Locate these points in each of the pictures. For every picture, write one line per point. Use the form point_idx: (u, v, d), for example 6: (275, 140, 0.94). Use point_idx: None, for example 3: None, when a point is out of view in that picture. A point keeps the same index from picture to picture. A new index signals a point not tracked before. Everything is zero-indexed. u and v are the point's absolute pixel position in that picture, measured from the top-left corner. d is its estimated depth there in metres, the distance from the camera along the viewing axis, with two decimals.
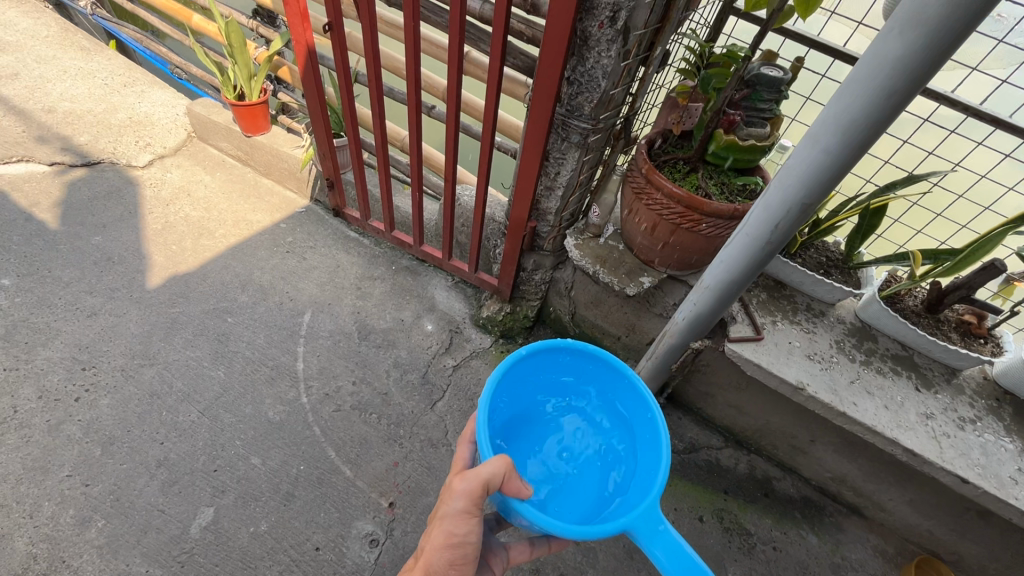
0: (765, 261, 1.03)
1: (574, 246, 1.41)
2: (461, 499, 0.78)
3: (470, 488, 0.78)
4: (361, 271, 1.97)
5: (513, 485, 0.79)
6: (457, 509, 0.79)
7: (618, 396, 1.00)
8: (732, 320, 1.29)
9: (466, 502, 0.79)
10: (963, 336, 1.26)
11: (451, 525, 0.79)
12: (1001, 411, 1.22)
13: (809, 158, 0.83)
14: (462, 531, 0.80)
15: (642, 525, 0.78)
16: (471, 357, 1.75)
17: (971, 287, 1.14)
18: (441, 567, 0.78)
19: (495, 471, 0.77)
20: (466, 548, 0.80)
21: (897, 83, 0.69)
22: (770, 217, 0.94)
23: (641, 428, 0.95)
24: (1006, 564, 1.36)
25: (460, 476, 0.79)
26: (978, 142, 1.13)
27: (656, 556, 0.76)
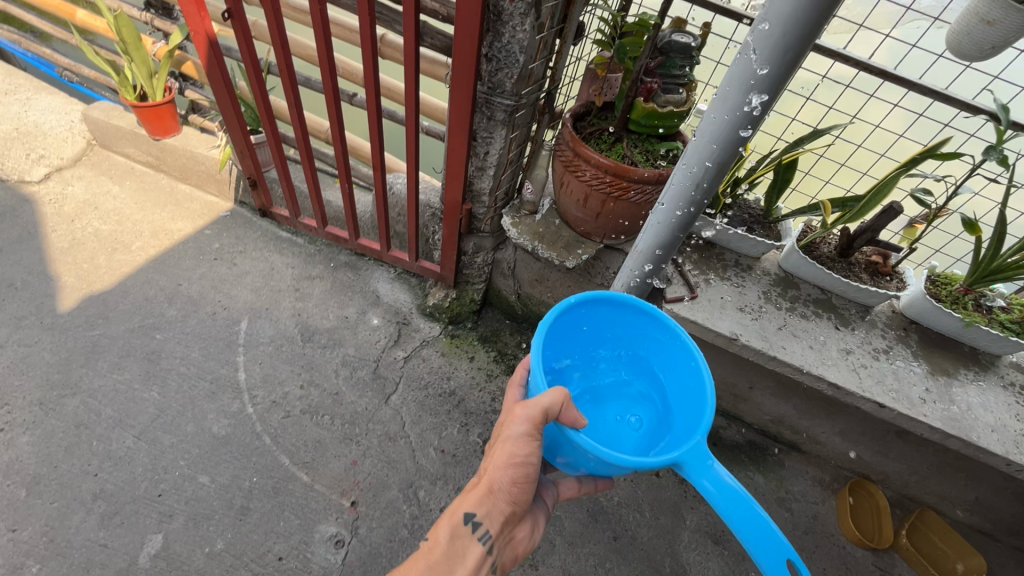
0: (692, 222, 1.07)
1: (511, 225, 1.41)
2: (525, 423, 0.78)
3: (530, 415, 0.77)
4: (297, 271, 1.90)
5: (570, 415, 0.77)
6: (523, 434, 0.79)
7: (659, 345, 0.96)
8: (668, 282, 1.34)
9: (531, 426, 0.78)
10: (873, 276, 1.37)
11: (514, 447, 0.80)
12: (908, 339, 1.34)
13: (720, 118, 0.87)
14: (524, 453, 0.81)
15: (690, 459, 0.76)
16: (422, 347, 1.74)
17: (875, 230, 1.25)
18: (503, 485, 0.82)
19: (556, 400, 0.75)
20: (521, 474, 0.82)
21: (788, 41, 0.73)
22: (691, 178, 0.97)
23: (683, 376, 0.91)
24: (923, 475, 1.52)
25: (522, 402, 0.78)
26: (871, 95, 1.22)
27: (704, 487, 0.74)
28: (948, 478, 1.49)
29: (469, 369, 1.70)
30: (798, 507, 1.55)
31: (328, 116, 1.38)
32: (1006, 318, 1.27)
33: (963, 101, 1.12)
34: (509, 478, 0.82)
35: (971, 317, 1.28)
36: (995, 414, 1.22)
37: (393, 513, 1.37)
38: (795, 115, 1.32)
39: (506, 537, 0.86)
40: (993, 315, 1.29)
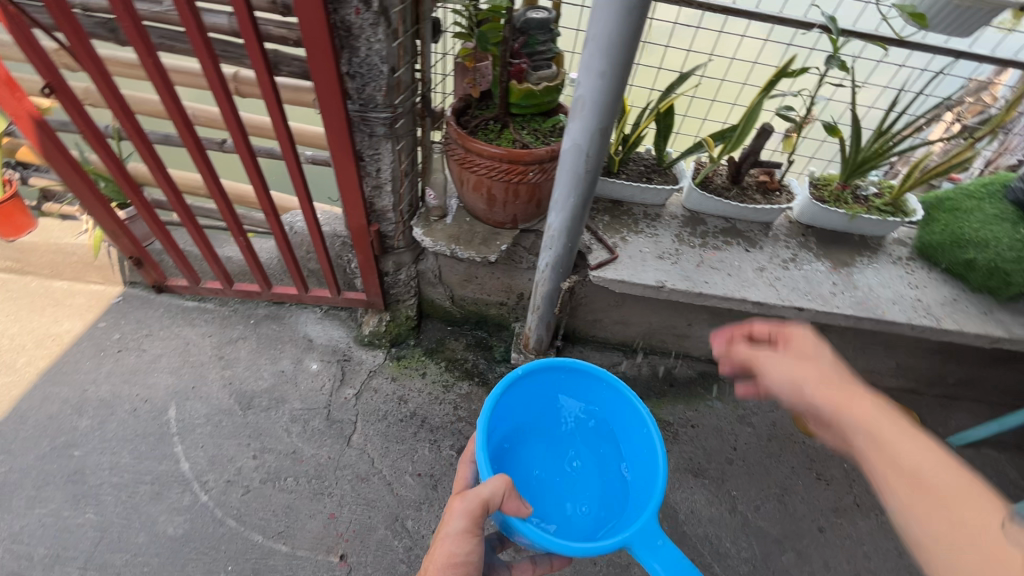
0: (593, 187, 1.10)
1: (423, 234, 1.36)
2: (463, 519, 0.89)
3: (471, 507, 0.89)
4: (216, 338, 1.78)
5: (511, 505, 0.90)
6: (461, 529, 0.90)
7: (613, 413, 1.17)
8: (589, 250, 1.36)
9: (466, 519, 0.89)
10: (765, 194, 1.47)
11: (452, 544, 0.89)
12: (808, 243, 1.47)
13: (591, 88, 0.89)
14: (462, 549, 0.90)
15: (641, 537, 0.89)
16: (370, 378, 1.69)
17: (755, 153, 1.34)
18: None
19: (496, 489, 0.88)
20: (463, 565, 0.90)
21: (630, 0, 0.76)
22: (580, 148, 0.99)
23: (636, 446, 1.11)
24: (850, 357, 1.68)
25: (458, 498, 0.90)
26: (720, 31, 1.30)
27: (655, 569, 0.87)
28: (870, 354, 1.66)
29: (424, 387, 1.68)
30: (757, 419, 1.67)
31: (198, 171, 1.28)
32: (880, 203, 1.45)
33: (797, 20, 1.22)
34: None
35: (853, 210, 1.43)
36: (892, 288, 1.36)
37: (387, 552, 1.33)
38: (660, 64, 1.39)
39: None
40: (869, 202, 1.46)
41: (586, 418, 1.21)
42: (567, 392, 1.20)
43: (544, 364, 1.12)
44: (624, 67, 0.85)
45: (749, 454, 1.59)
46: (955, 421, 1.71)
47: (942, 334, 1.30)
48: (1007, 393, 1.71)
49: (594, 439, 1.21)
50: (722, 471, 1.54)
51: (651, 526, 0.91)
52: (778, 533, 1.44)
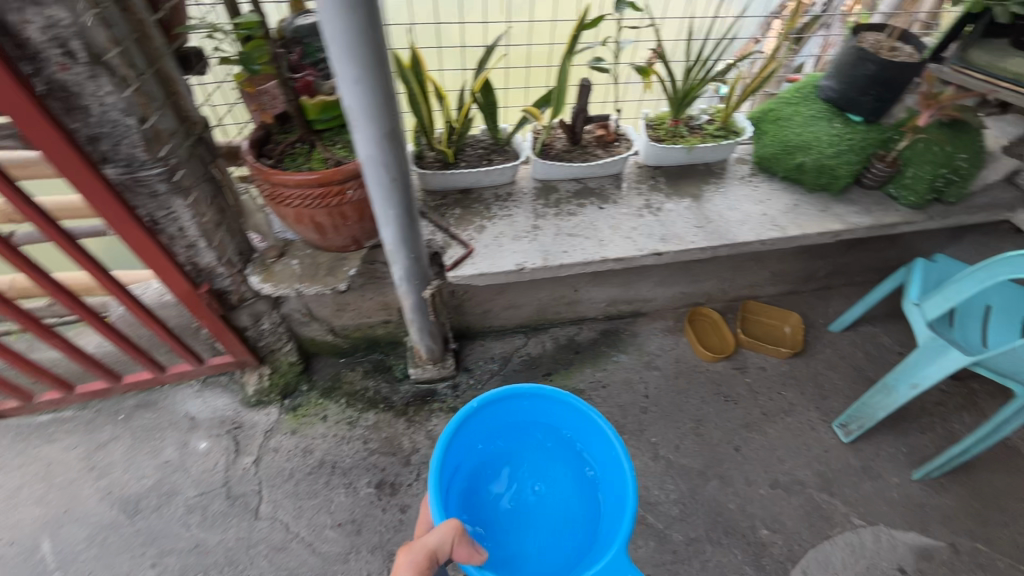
0: (411, 192, 1.03)
1: (262, 281, 1.23)
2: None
3: (417, 560, 0.80)
4: (83, 447, 1.58)
5: (461, 553, 0.82)
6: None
7: (576, 427, 1.05)
8: (443, 250, 1.29)
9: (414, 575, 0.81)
10: (605, 148, 1.46)
11: None
12: (658, 184, 1.49)
13: (354, 96, 0.80)
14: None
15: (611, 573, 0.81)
16: (267, 439, 1.57)
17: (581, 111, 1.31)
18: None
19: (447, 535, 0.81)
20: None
21: None
22: (375, 159, 0.91)
23: (605, 461, 1.00)
24: (729, 278, 1.75)
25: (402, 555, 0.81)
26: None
27: None
28: (746, 270, 1.74)
29: (328, 430, 1.58)
30: (662, 361, 1.71)
31: None
32: (712, 129, 1.49)
33: None
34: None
35: (690, 142, 1.45)
36: (739, 210, 1.40)
37: None
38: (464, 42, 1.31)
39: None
40: (703, 131, 1.49)
41: (549, 431, 1.09)
42: (525, 410, 1.07)
43: (511, 391, 1.03)
44: (375, 64, 0.77)
45: (660, 398, 1.63)
46: (833, 309, 1.84)
47: (790, 242, 1.36)
48: (870, 271, 1.85)
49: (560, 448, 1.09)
50: (638, 423, 1.57)
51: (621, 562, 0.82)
52: (699, 465, 1.49)
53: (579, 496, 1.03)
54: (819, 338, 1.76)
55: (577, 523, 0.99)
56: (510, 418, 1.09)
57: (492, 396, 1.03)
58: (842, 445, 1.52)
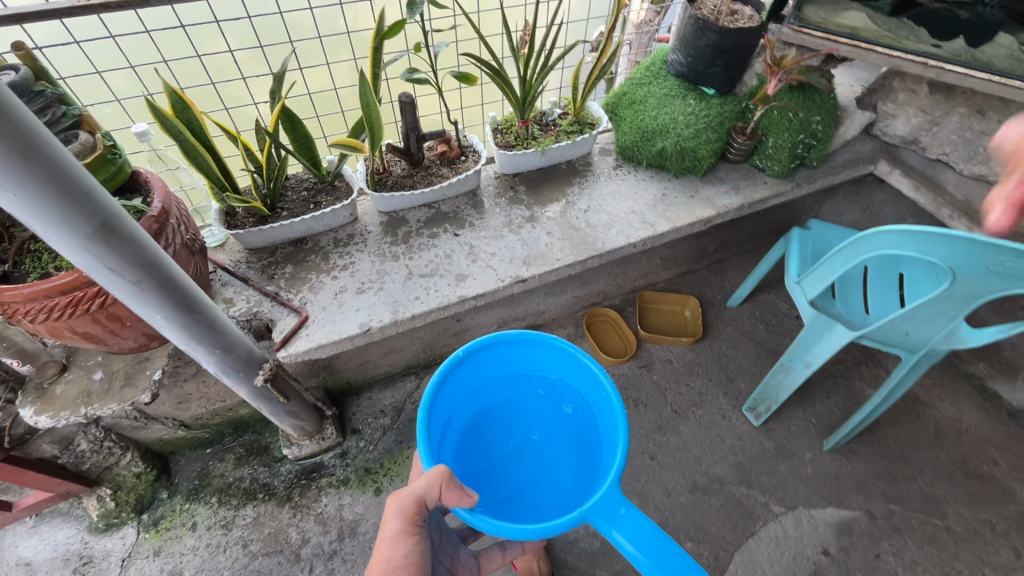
0: (184, 283, 0.81)
1: (37, 411, 0.97)
2: (399, 521, 0.78)
3: (405, 505, 0.77)
4: None
5: (449, 499, 0.75)
6: (398, 532, 0.78)
7: (570, 371, 0.93)
8: (273, 323, 1.08)
9: (403, 521, 0.78)
10: (451, 165, 1.28)
11: (390, 549, 0.78)
12: (519, 194, 1.33)
13: (13, 203, 0.57)
14: (403, 552, 0.78)
15: (599, 513, 0.70)
16: (124, 569, 1.31)
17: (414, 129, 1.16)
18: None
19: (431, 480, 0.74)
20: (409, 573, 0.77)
21: None
22: (98, 265, 0.69)
23: (599, 404, 0.89)
24: (620, 273, 1.65)
25: (394, 499, 0.79)
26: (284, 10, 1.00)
27: (615, 542, 0.68)
28: (635, 262, 1.64)
29: (199, 541, 1.34)
30: None
31: None
32: (566, 125, 1.34)
33: None
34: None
35: (543, 143, 1.31)
36: (607, 211, 1.28)
37: None
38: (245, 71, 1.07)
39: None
40: (556, 128, 1.35)
41: (535, 380, 0.99)
42: (512, 358, 0.96)
43: (495, 338, 0.91)
44: (19, 156, 0.54)
45: None
46: (729, 283, 1.78)
47: (664, 238, 1.25)
48: (758, 236, 1.81)
49: (552, 398, 0.99)
50: None
51: (614, 495, 0.71)
52: None
53: (576, 438, 0.94)
54: (720, 317, 1.70)
55: (572, 464, 0.90)
56: (501, 368, 0.97)
57: (480, 342, 0.89)
58: (755, 429, 1.46)
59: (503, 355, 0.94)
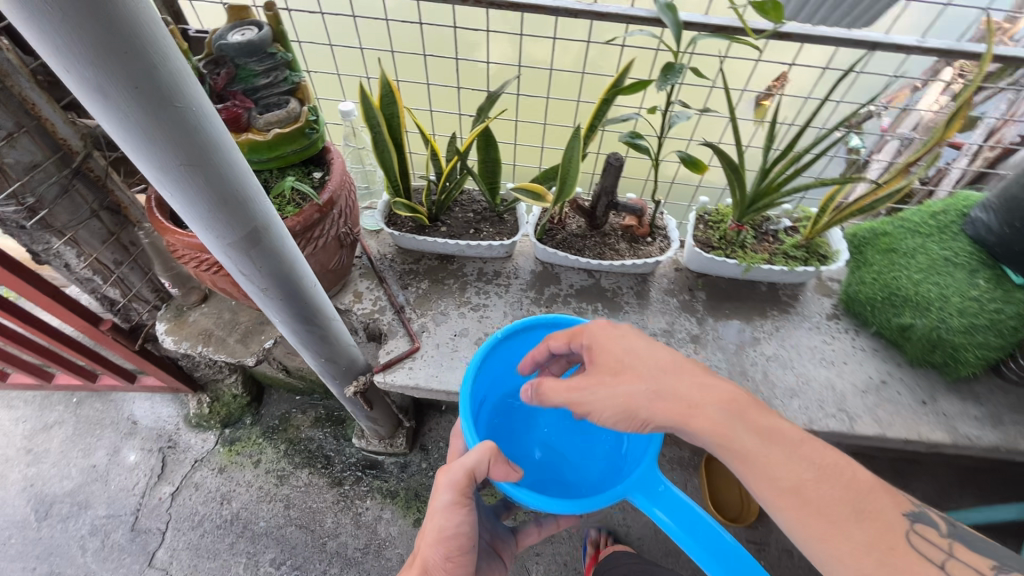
0: (314, 292, 0.76)
1: (167, 331, 1.03)
2: (448, 492, 0.71)
3: (455, 479, 0.71)
4: (30, 424, 1.51)
5: (499, 470, 0.70)
6: (448, 502, 0.72)
7: None
8: (386, 338, 1.03)
9: (454, 493, 0.72)
10: (632, 242, 1.10)
11: (441, 519, 0.72)
12: (695, 303, 1.11)
13: (181, 204, 0.54)
14: (457, 522, 0.73)
15: (639, 489, 0.69)
16: (192, 471, 1.42)
17: (607, 193, 1.00)
18: (437, 563, 0.73)
19: (480, 456, 0.69)
20: (464, 542, 0.73)
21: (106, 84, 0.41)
22: (241, 268, 0.65)
23: None
24: None
25: (442, 469, 0.72)
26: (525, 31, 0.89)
27: (657, 518, 0.67)
28: None
29: (255, 479, 1.40)
30: None
31: None
32: (790, 246, 1.07)
33: (621, 14, 0.80)
34: (439, 560, 0.73)
35: (749, 258, 1.06)
36: (795, 372, 1.00)
37: None
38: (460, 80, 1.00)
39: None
40: (776, 244, 1.08)
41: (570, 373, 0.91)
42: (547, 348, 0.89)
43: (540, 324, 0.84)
44: (185, 164, 0.49)
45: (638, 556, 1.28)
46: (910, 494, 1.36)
47: (857, 440, 0.94)
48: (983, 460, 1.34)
49: None
50: None
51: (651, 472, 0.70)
52: None
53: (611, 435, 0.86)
54: None
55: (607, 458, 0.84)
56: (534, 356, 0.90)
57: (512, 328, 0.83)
58: None
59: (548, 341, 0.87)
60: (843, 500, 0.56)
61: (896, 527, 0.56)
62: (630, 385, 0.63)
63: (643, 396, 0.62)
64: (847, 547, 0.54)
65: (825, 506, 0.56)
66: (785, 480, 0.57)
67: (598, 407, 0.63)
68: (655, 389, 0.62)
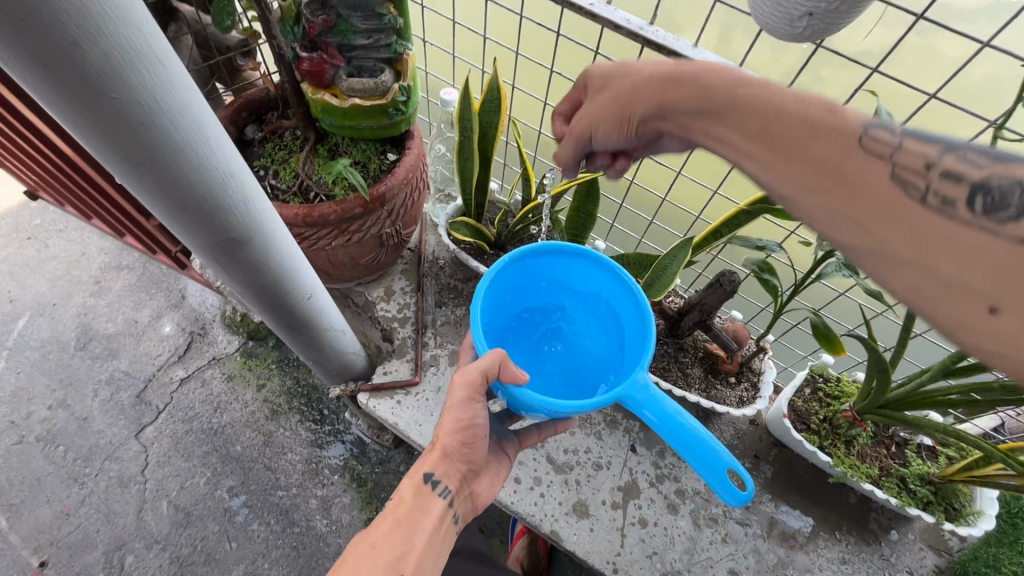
0: (306, 302, 0.65)
1: None
2: (462, 392, 0.54)
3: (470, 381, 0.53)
4: (108, 259, 1.59)
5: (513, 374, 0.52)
6: (465, 399, 0.54)
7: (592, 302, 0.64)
8: (392, 358, 0.92)
9: (473, 392, 0.54)
10: (709, 373, 0.87)
11: (459, 409, 0.55)
12: (752, 477, 0.88)
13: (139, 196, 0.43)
14: (474, 414, 0.55)
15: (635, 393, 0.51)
16: (207, 367, 1.44)
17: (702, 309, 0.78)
18: (456, 447, 0.57)
19: (496, 362, 0.51)
20: (482, 433, 0.57)
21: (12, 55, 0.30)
22: (218, 269, 0.54)
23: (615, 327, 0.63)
24: None
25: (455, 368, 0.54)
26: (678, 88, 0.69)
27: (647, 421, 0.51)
28: None
29: (252, 402, 1.39)
30: None
31: None
32: (913, 475, 0.79)
33: None
34: (458, 447, 0.56)
35: (850, 465, 0.80)
36: None
37: None
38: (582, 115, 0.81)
39: (471, 497, 0.60)
40: (893, 462, 0.81)
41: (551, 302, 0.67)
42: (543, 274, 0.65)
43: (533, 243, 0.62)
44: (125, 159, 0.38)
45: None
46: None
47: None
48: None
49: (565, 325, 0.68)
50: None
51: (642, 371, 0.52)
52: None
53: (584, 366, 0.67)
54: None
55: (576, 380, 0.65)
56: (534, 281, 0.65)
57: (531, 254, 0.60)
58: None
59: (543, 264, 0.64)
60: (802, 121, 0.36)
61: (858, 140, 0.33)
62: (619, 80, 0.48)
63: (601, 126, 0.50)
64: (799, 171, 0.35)
65: (865, 182, 0.32)
66: (744, 125, 0.38)
67: (593, 119, 0.51)
68: (640, 78, 0.46)
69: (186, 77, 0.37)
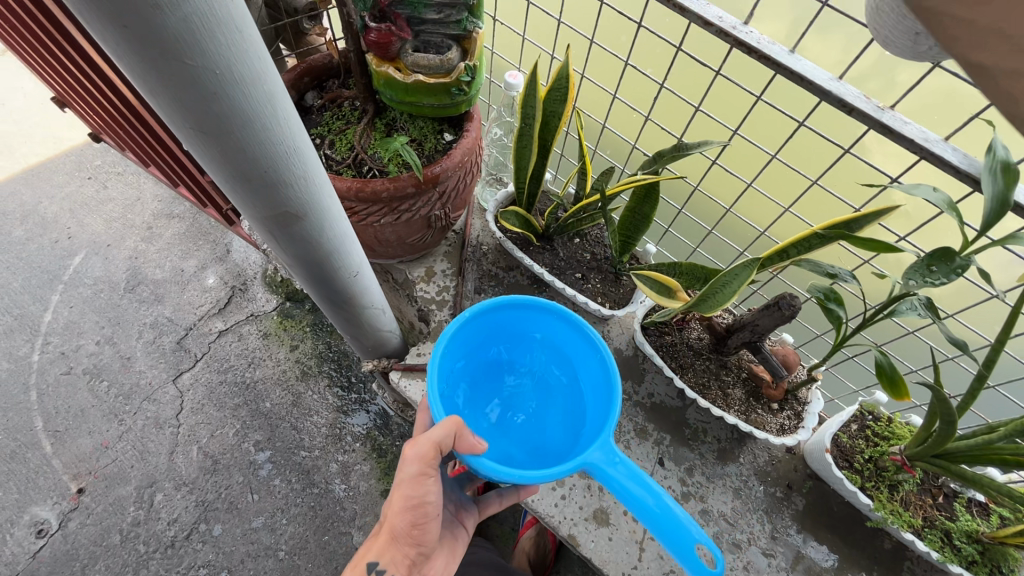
0: (350, 280, 0.64)
1: None
2: (412, 468, 0.54)
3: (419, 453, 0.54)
4: (161, 206, 1.64)
5: (467, 443, 0.55)
6: (415, 475, 0.54)
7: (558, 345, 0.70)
8: (426, 340, 0.92)
9: (424, 467, 0.54)
10: (750, 396, 0.84)
11: (408, 490, 0.55)
12: (783, 507, 0.85)
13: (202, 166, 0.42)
14: (425, 492, 0.55)
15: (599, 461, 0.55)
16: (245, 322, 1.47)
17: (754, 330, 0.75)
18: (403, 530, 0.57)
19: (448, 431, 0.53)
20: (433, 511, 0.56)
21: (90, 17, 0.28)
22: (269, 242, 0.54)
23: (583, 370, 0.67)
24: None
25: (407, 440, 0.55)
26: (762, 95, 0.63)
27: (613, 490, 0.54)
28: None
29: (284, 361, 1.42)
30: None
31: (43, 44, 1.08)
32: (960, 531, 0.74)
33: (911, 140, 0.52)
34: (406, 528, 0.57)
35: (892, 510, 0.76)
36: None
37: (115, 513, 1.22)
38: (650, 112, 0.76)
39: None
40: (938, 514, 0.76)
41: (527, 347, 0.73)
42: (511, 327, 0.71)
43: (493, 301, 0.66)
44: (192, 128, 0.37)
45: None
46: None
47: None
48: None
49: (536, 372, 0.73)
50: None
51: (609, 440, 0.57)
52: None
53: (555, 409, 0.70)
54: None
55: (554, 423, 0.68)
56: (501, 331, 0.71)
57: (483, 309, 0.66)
58: None
59: (506, 319, 0.69)
60: None
61: None
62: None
63: None
64: None
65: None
66: None
67: None
68: None
69: (260, 50, 0.35)
